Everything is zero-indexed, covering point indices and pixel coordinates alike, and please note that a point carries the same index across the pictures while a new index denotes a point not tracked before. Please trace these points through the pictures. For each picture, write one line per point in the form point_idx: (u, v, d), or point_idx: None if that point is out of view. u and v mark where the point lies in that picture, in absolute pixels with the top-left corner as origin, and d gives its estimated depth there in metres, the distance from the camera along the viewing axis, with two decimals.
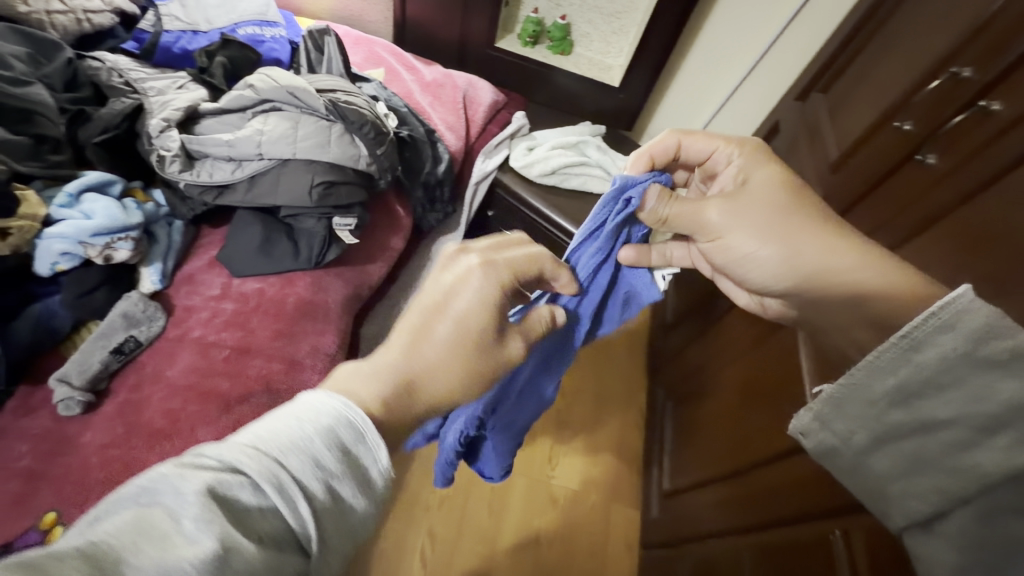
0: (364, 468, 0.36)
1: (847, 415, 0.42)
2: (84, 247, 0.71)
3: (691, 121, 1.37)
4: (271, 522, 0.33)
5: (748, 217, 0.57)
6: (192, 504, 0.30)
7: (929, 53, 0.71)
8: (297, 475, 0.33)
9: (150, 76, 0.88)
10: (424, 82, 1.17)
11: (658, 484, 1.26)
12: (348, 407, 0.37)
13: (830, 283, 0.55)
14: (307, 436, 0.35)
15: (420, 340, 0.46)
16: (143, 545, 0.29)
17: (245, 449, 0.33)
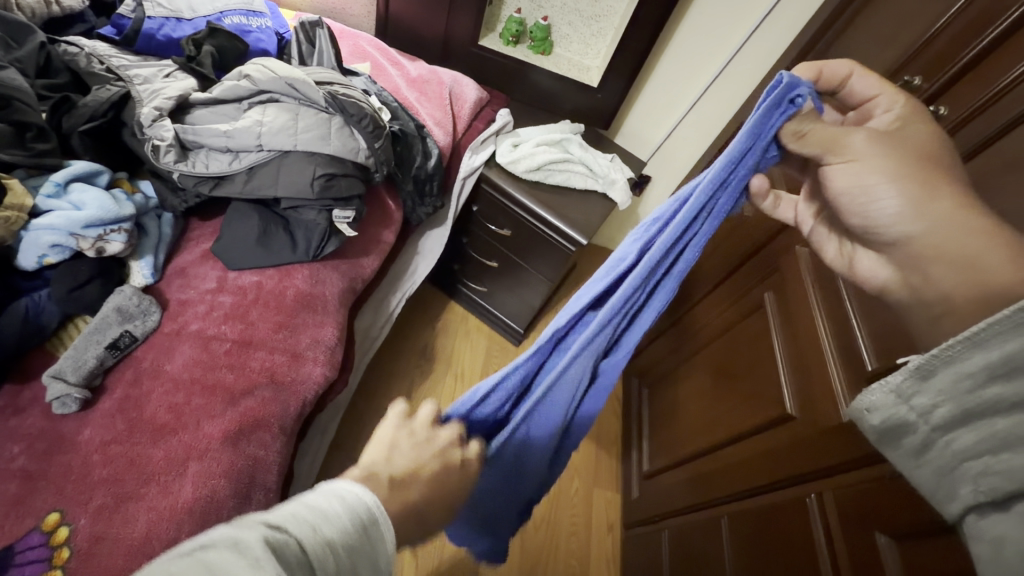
0: (377, 549, 0.36)
1: (933, 387, 0.36)
2: (76, 239, 0.69)
3: (663, 121, 1.44)
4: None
5: (881, 160, 0.44)
6: (252, 551, 0.29)
7: (882, 63, 0.80)
8: (330, 543, 0.34)
9: (133, 64, 0.86)
10: (410, 78, 1.19)
11: (638, 465, 1.30)
12: (372, 494, 0.38)
13: (950, 248, 0.42)
14: (338, 508, 0.35)
15: (424, 462, 0.47)
16: None
17: (286, 515, 0.34)
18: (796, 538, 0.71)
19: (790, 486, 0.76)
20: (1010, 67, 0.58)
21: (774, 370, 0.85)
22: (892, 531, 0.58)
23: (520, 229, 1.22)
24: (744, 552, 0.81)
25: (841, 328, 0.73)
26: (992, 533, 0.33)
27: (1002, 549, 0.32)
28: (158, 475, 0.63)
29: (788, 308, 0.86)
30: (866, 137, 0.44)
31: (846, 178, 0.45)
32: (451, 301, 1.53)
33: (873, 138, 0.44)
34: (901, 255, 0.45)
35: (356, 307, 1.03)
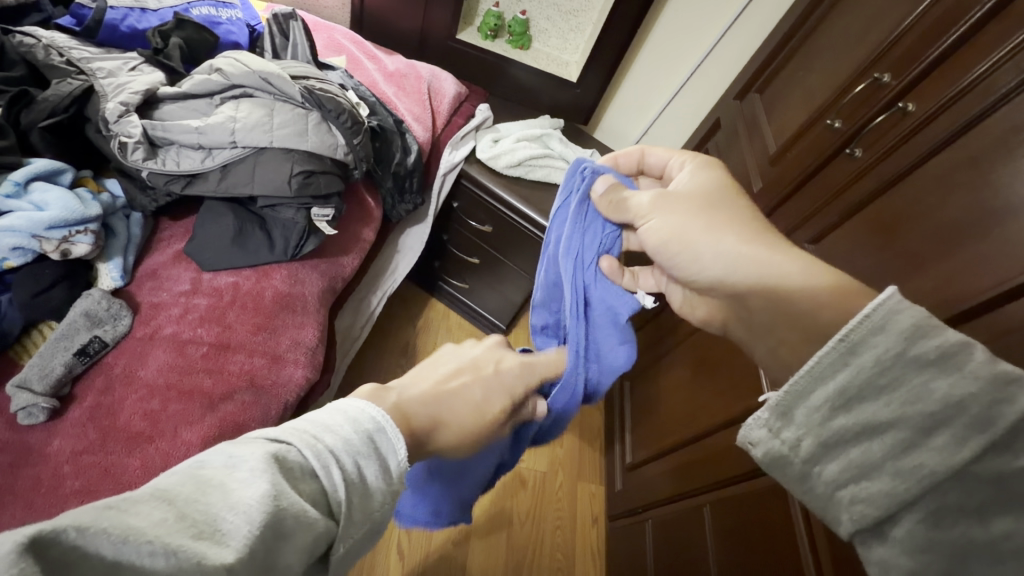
0: (387, 455, 0.36)
1: (795, 421, 0.37)
2: (39, 242, 0.66)
3: (641, 117, 1.45)
4: (309, 495, 0.32)
5: (676, 213, 0.52)
6: (250, 461, 0.30)
7: (854, 60, 0.81)
8: (333, 447, 0.34)
9: (95, 55, 0.81)
10: (387, 72, 1.16)
11: (621, 458, 1.31)
12: (377, 408, 0.38)
13: (746, 274, 0.47)
14: (341, 421, 0.36)
15: (449, 380, 0.52)
16: (202, 494, 0.28)
17: (289, 431, 0.34)
18: (777, 526, 0.73)
19: (770, 473, 0.77)
20: (973, 66, 0.60)
21: (754, 360, 0.87)
22: None
23: (502, 225, 1.21)
24: (727, 541, 0.83)
25: None
26: (879, 559, 0.33)
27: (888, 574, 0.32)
28: (134, 485, 0.61)
29: None
30: (651, 198, 0.54)
31: (655, 232, 0.53)
32: (432, 299, 1.52)
33: (659, 197, 0.53)
34: (722, 291, 0.50)
35: (336, 307, 1.01)
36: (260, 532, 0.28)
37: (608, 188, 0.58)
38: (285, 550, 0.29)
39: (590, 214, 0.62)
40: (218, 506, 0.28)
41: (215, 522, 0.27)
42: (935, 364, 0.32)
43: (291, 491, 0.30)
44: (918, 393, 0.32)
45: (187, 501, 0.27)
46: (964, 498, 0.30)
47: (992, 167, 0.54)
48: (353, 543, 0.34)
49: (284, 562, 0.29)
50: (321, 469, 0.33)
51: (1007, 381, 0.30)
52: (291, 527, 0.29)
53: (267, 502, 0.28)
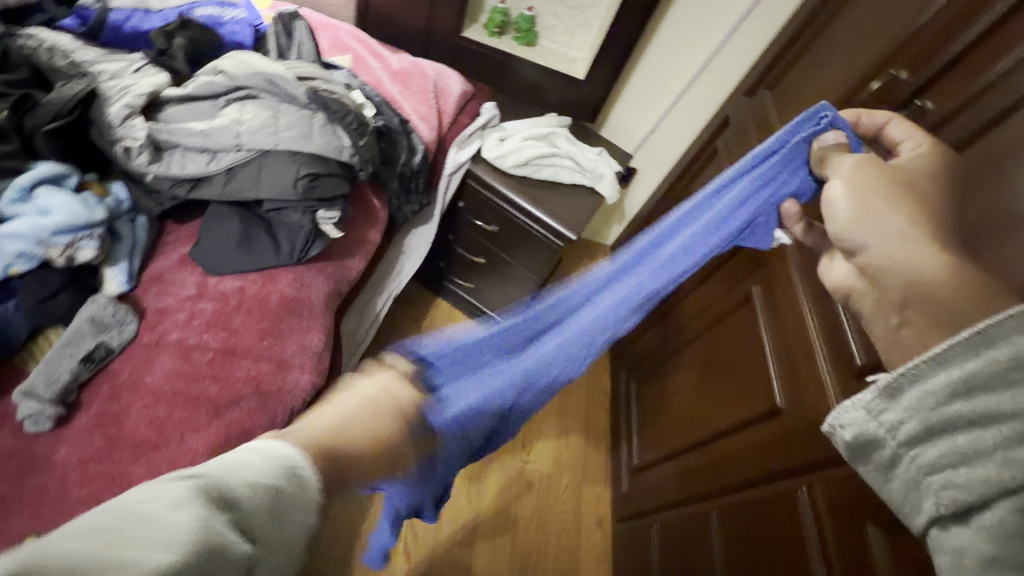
0: (309, 484, 0.37)
1: (902, 405, 0.36)
2: (44, 248, 0.65)
3: (648, 114, 1.43)
4: (234, 521, 0.31)
5: (869, 180, 0.45)
6: (169, 496, 0.29)
7: (868, 56, 0.79)
8: (255, 475, 0.34)
9: (99, 57, 0.81)
10: (392, 71, 1.14)
11: (629, 459, 1.30)
12: (294, 447, 0.38)
13: (901, 257, 0.42)
14: (257, 457, 0.35)
15: (355, 419, 0.45)
16: (119, 533, 0.26)
17: (204, 467, 0.33)
18: (787, 533, 0.72)
19: (781, 477, 0.76)
20: (995, 64, 0.58)
21: (765, 364, 0.85)
22: (883, 525, 0.58)
23: (508, 225, 1.20)
24: (737, 547, 0.82)
25: (826, 316, 0.74)
26: (947, 544, 0.31)
27: (961, 564, 0.31)
28: None
29: (777, 305, 0.86)
30: (855, 159, 0.47)
31: (835, 187, 0.46)
32: (438, 298, 1.51)
33: (865, 161, 0.47)
34: (862, 262, 0.44)
35: (342, 310, 1.00)
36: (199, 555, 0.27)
37: (834, 143, 0.53)
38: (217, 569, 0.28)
39: (798, 158, 0.56)
40: (151, 535, 0.27)
41: (144, 547, 0.26)
42: None
43: (220, 518, 0.30)
44: None
45: (112, 534, 0.26)
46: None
47: (1014, 169, 0.52)
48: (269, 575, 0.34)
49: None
50: (247, 497, 0.32)
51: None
52: (226, 551, 0.29)
53: (202, 526, 0.28)
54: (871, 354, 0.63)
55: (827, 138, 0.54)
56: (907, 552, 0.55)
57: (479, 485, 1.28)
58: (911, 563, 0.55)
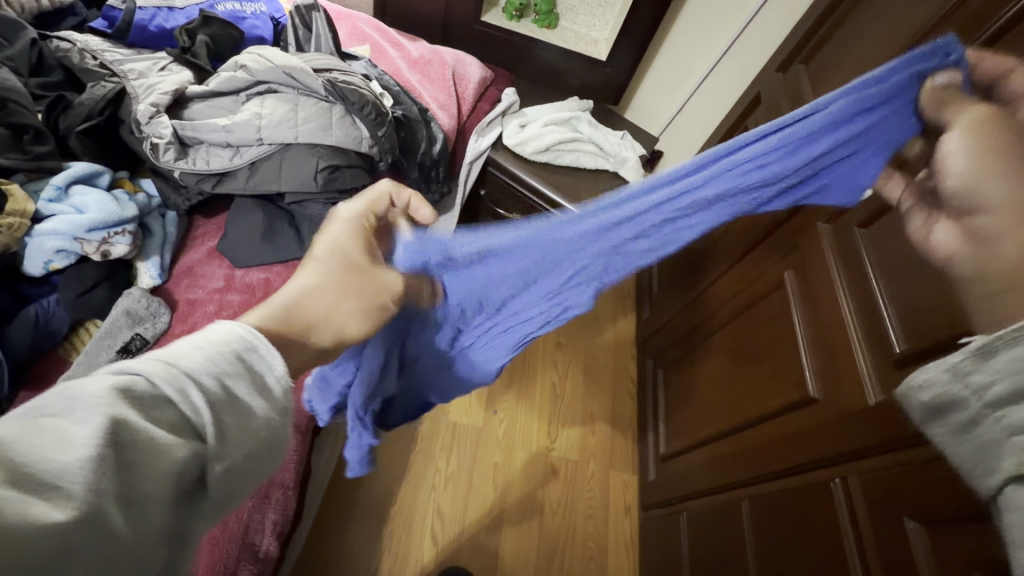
0: (262, 373, 0.36)
1: (992, 366, 0.37)
2: (80, 244, 0.68)
3: (674, 94, 1.38)
4: (170, 423, 0.31)
5: (1008, 153, 0.46)
6: (89, 400, 0.28)
7: (911, 24, 0.73)
8: (191, 370, 0.33)
9: (126, 57, 0.83)
10: (411, 59, 1.14)
11: (655, 447, 1.29)
12: (245, 327, 0.38)
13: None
14: (201, 345, 0.34)
15: (327, 272, 0.48)
16: (29, 440, 0.26)
17: (139, 357, 0.32)
18: (820, 526, 0.69)
19: (814, 468, 0.73)
20: None
21: (796, 351, 0.82)
22: (923, 518, 0.56)
23: (530, 211, 1.19)
24: (767, 537, 0.80)
25: (864, 301, 0.70)
26: None
27: None
28: None
29: (811, 290, 0.82)
30: (979, 113, 0.48)
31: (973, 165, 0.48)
32: None
33: (984, 118, 0.48)
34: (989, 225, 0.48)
35: None
36: (94, 473, 0.26)
37: (947, 85, 0.50)
38: (133, 479, 0.28)
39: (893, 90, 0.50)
40: (47, 451, 0.26)
41: (48, 460, 0.25)
42: None
43: (142, 421, 0.29)
44: None
45: (13, 445, 0.25)
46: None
47: None
48: (235, 461, 0.33)
49: (140, 495, 0.28)
50: (179, 390, 0.32)
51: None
52: (139, 459, 0.29)
53: (104, 440, 0.27)
54: (912, 340, 0.60)
55: (944, 80, 0.50)
56: (949, 547, 0.53)
57: (505, 470, 1.29)
58: (954, 558, 0.52)
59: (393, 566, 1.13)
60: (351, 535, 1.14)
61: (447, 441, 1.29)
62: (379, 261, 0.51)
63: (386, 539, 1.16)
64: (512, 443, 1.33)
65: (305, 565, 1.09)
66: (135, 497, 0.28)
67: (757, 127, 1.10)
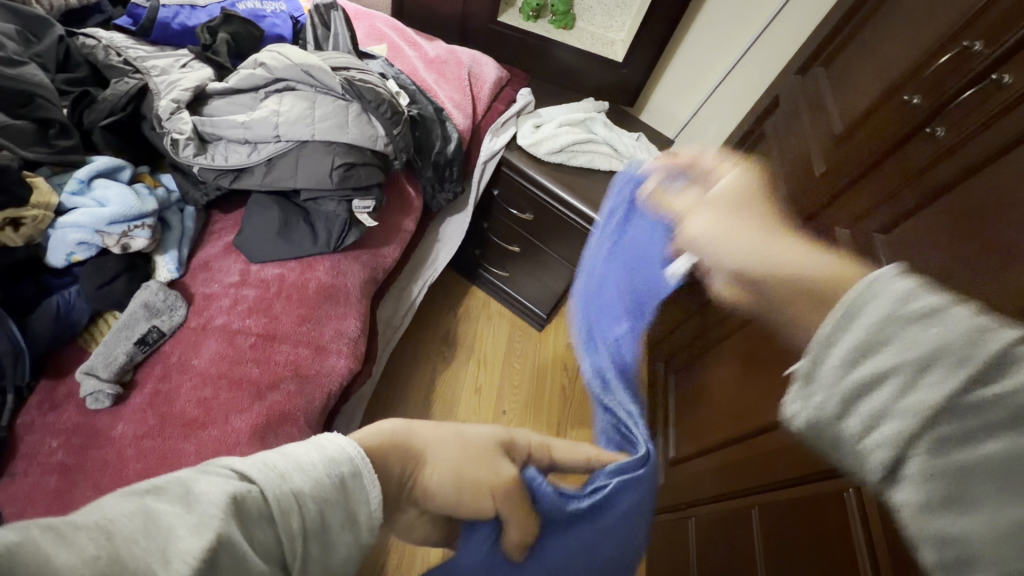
0: (355, 502, 0.35)
1: (894, 425, 0.37)
2: (101, 237, 0.70)
3: (690, 96, 1.37)
4: (263, 543, 0.30)
5: None
6: (205, 506, 0.28)
7: (934, 27, 0.72)
8: (299, 491, 0.33)
9: (149, 54, 0.85)
10: (427, 59, 1.15)
11: (665, 452, 1.28)
12: (357, 446, 0.37)
13: None
14: (314, 458, 0.34)
15: (444, 452, 0.40)
16: (142, 537, 0.26)
17: (257, 459, 0.33)
18: (833, 537, 0.68)
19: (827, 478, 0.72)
20: None
21: None
22: None
23: (543, 212, 1.19)
24: (777, 546, 0.79)
25: None
26: None
27: None
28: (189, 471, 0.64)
29: None
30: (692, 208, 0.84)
31: None
32: (473, 286, 1.52)
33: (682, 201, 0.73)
34: None
35: (378, 297, 1.03)
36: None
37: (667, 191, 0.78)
38: None
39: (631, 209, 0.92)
40: (156, 552, 0.26)
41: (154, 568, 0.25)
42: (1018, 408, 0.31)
43: (242, 537, 0.29)
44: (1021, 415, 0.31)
45: (127, 539, 0.25)
46: (956, 428, 0.34)
47: None
48: None
49: None
50: (281, 511, 0.31)
51: (989, 326, 0.35)
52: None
53: (209, 552, 0.26)
54: None
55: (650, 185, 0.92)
56: None
57: None
58: None
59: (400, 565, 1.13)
60: None
61: None
62: (509, 452, 0.43)
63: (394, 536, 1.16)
64: None
65: None
66: None
67: (775, 131, 1.09)
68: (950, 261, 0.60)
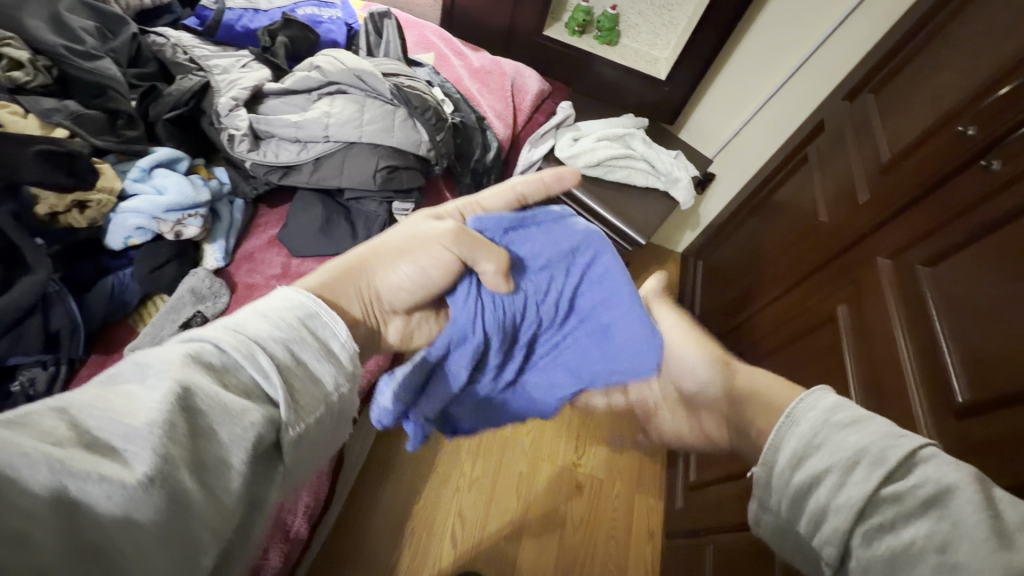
0: (326, 337, 0.39)
1: (803, 509, 0.40)
2: (158, 223, 0.73)
3: (731, 117, 1.36)
4: (239, 387, 0.33)
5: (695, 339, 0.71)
6: (165, 364, 0.31)
7: (992, 59, 0.70)
8: (258, 337, 0.35)
9: (213, 54, 0.90)
10: (472, 69, 1.17)
11: (685, 475, 1.26)
12: (307, 295, 0.41)
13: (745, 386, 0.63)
14: (264, 314, 0.37)
15: (393, 244, 0.54)
16: (106, 407, 0.28)
17: (210, 327, 0.35)
18: None
19: None
20: None
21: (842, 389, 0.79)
22: None
23: None
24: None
25: (924, 346, 0.66)
26: None
27: None
28: None
29: (865, 327, 0.78)
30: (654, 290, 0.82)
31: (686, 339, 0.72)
32: None
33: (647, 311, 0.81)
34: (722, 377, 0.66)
35: None
36: (166, 428, 0.28)
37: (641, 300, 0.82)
38: (209, 441, 0.30)
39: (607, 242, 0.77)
40: (124, 409, 0.28)
41: (122, 424, 0.27)
42: (917, 509, 0.35)
43: (211, 385, 0.31)
44: (915, 506, 0.35)
45: (87, 408, 0.28)
46: (883, 517, 0.36)
47: None
48: (309, 427, 0.36)
49: (211, 459, 0.30)
50: (249, 356, 0.34)
51: (900, 433, 0.39)
52: (211, 419, 0.30)
53: (176, 401, 0.29)
54: (975, 389, 0.57)
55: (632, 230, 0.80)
56: None
57: (530, 481, 1.29)
58: None
59: (411, 566, 1.14)
60: (374, 527, 1.16)
61: (474, 446, 1.30)
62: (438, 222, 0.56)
63: (407, 533, 1.17)
64: (539, 456, 1.33)
65: (329, 551, 1.12)
66: (214, 470, 0.30)
67: (818, 155, 1.07)
68: (997, 302, 0.59)
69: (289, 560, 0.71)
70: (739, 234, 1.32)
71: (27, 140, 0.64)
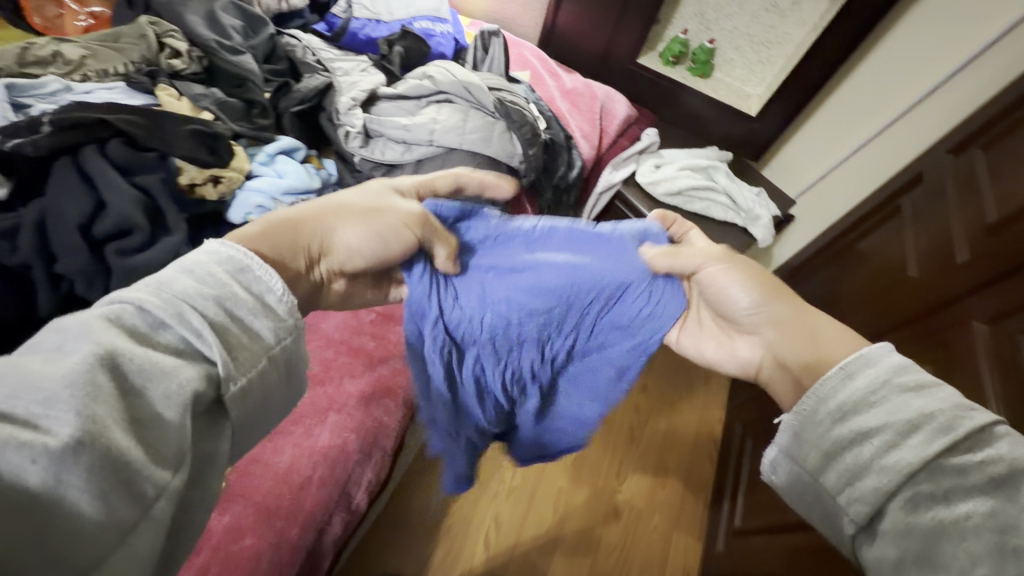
0: (262, 290, 0.41)
1: (837, 467, 0.43)
2: (275, 203, 0.80)
3: (818, 162, 1.33)
4: (170, 348, 0.35)
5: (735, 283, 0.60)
6: (87, 327, 0.32)
7: None
8: (184, 296, 0.36)
9: (337, 57, 1.00)
10: (564, 89, 1.21)
11: (729, 519, 1.21)
12: (228, 249, 0.41)
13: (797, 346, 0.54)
14: (187, 272, 0.38)
15: (346, 212, 0.54)
16: (19, 374, 0.29)
17: (128, 288, 0.36)
18: None
19: None
20: None
21: None
22: None
23: None
24: None
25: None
26: None
27: None
28: (304, 417, 0.72)
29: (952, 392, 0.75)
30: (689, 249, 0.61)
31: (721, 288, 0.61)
32: None
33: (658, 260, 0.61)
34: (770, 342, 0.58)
35: None
36: (89, 388, 0.29)
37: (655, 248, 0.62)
38: (141, 398, 0.32)
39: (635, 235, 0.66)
40: (40, 373, 0.29)
41: (37, 389, 0.28)
42: (978, 487, 0.36)
43: (136, 347, 0.33)
44: (966, 480, 0.37)
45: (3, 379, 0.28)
46: (935, 487, 0.38)
47: None
48: (248, 380, 0.38)
49: (145, 418, 0.32)
50: (176, 315, 0.35)
51: (970, 407, 0.41)
52: (143, 380, 0.32)
53: (97, 361, 0.30)
54: None
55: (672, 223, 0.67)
56: None
57: (567, 498, 1.29)
58: None
59: (443, 562, 1.16)
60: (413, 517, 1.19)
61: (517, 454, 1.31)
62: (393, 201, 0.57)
63: (445, 528, 1.20)
64: (580, 475, 1.32)
65: (371, 533, 1.16)
66: (146, 431, 0.31)
67: (913, 208, 1.03)
68: None
69: (345, 529, 0.76)
70: (813, 279, 1.28)
71: (180, 119, 0.75)
